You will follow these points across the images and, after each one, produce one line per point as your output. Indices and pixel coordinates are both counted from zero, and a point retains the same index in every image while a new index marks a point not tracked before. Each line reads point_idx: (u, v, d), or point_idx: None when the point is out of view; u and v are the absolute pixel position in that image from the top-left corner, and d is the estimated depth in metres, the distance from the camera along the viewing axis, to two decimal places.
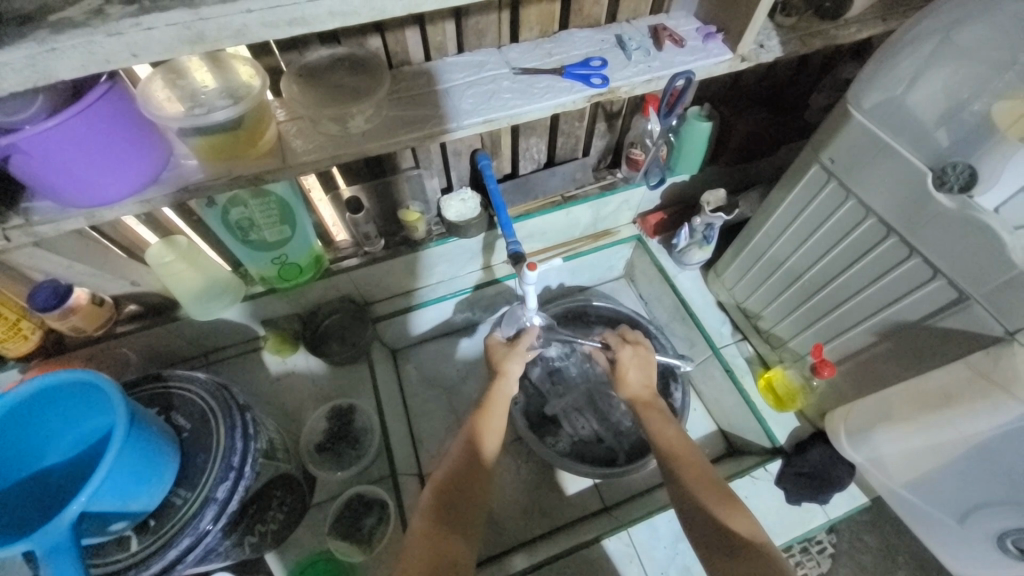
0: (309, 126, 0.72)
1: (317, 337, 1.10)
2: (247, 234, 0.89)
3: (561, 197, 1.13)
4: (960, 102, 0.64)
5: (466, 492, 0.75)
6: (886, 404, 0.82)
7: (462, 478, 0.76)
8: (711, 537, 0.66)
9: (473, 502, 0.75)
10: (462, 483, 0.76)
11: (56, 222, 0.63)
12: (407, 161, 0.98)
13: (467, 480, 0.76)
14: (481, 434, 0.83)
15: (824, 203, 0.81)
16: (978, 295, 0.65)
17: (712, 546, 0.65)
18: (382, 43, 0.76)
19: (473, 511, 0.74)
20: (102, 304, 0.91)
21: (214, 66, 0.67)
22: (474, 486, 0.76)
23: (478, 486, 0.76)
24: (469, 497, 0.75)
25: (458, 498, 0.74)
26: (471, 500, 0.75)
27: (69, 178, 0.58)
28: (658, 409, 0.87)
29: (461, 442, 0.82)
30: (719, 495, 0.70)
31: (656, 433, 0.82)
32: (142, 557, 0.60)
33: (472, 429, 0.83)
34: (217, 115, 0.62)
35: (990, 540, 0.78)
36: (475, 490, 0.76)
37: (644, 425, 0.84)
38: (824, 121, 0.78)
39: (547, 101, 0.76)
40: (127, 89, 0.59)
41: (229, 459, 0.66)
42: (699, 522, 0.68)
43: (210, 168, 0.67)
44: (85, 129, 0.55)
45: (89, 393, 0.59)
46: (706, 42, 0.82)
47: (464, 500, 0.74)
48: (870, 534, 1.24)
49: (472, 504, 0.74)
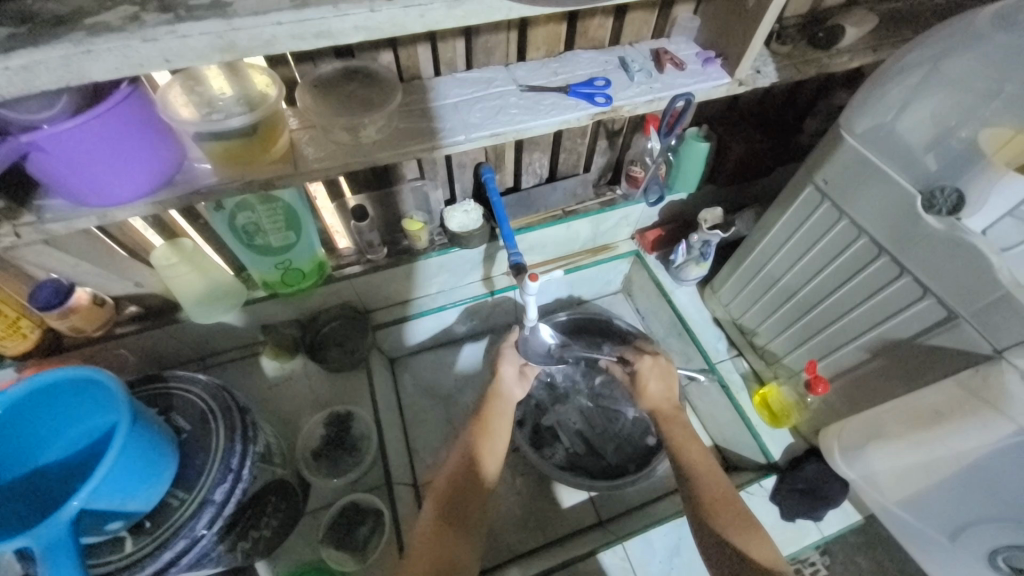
0: (321, 134, 0.74)
1: (316, 344, 1.10)
2: (252, 238, 0.90)
3: (561, 212, 1.16)
4: (947, 128, 0.68)
5: (464, 499, 0.76)
6: (879, 421, 0.84)
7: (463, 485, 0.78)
8: (726, 562, 0.68)
9: (473, 508, 0.76)
10: (464, 487, 0.77)
11: (68, 220, 0.64)
12: (412, 172, 1.00)
13: (465, 490, 0.77)
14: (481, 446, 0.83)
15: (818, 222, 0.84)
16: (967, 313, 0.67)
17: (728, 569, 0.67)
18: (394, 58, 0.79)
19: (473, 519, 0.75)
20: (103, 304, 0.91)
21: (231, 74, 0.69)
22: (471, 496, 0.77)
23: (477, 497, 0.77)
24: (470, 502, 0.76)
25: (461, 502, 0.76)
26: (469, 508, 0.76)
27: (84, 178, 0.59)
28: (681, 424, 0.87)
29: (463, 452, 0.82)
30: (734, 516, 0.72)
31: (676, 447, 0.83)
32: (135, 559, 0.60)
33: (478, 438, 0.84)
34: (232, 121, 0.64)
35: (983, 559, 0.79)
36: (475, 501, 0.76)
37: (668, 438, 0.85)
38: (818, 144, 0.81)
39: (554, 117, 0.79)
40: (147, 94, 0.60)
41: (228, 461, 0.66)
42: (713, 547, 0.70)
43: (222, 172, 0.69)
44: (104, 131, 0.56)
45: (93, 390, 0.59)
46: (706, 66, 0.86)
47: (465, 506, 0.75)
48: (862, 554, 1.24)
49: (472, 510, 0.76)
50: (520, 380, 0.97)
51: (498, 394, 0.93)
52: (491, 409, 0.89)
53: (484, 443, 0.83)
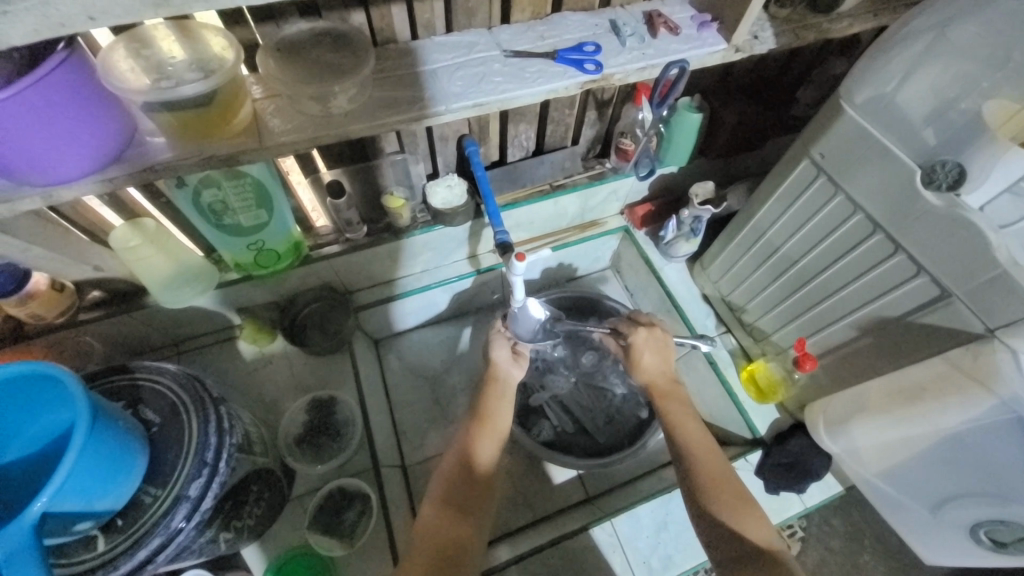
0: (288, 104, 0.68)
1: (296, 326, 1.06)
2: (220, 218, 0.84)
3: (549, 185, 1.11)
4: (948, 101, 0.65)
5: (466, 487, 0.77)
6: (863, 397, 0.84)
7: (463, 475, 0.78)
8: (723, 544, 0.68)
9: (475, 495, 0.77)
10: (467, 474, 0.78)
11: (9, 201, 0.59)
12: (391, 145, 0.94)
13: (468, 479, 0.78)
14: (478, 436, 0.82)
15: (813, 197, 0.81)
16: (960, 291, 0.66)
17: (727, 550, 0.67)
18: (366, 18, 0.72)
19: (479, 508, 0.76)
20: (63, 290, 0.85)
21: (183, 36, 0.62)
22: (476, 484, 0.77)
23: (480, 490, 0.77)
24: (473, 489, 0.77)
25: (463, 490, 0.77)
26: (473, 491, 0.77)
27: (22, 155, 0.53)
28: (680, 399, 0.87)
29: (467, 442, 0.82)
30: (733, 497, 0.73)
31: (673, 425, 0.82)
32: (108, 559, 0.57)
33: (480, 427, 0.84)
34: (185, 89, 0.57)
35: (961, 529, 0.81)
36: (474, 490, 0.77)
37: (664, 416, 0.84)
38: (815, 115, 0.78)
39: (540, 85, 0.74)
40: (87, 59, 0.53)
41: (203, 455, 0.63)
42: (712, 530, 0.70)
43: (180, 148, 0.63)
44: (39, 101, 0.50)
45: (48, 386, 0.55)
46: (701, 31, 0.81)
47: (469, 496, 0.76)
48: (839, 519, 1.29)
49: (476, 502, 0.76)
50: (515, 361, 0.94)
51: (495, 379, 0.91)
52: (488, 396, 0.89)
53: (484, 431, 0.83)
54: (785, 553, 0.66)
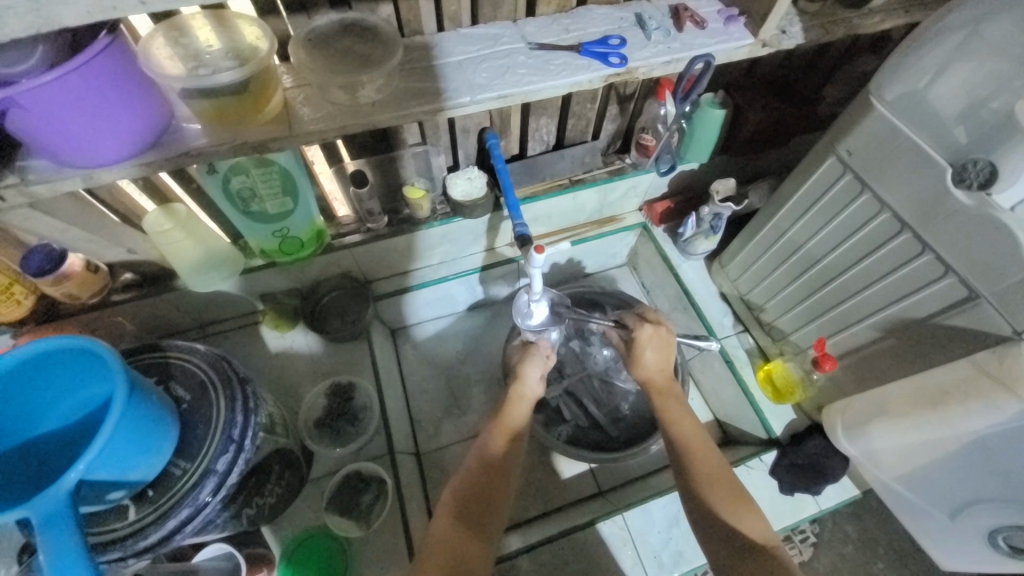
0: (317, 93, 0.69)
1: (317, 313, 1.08)
2: (248, 204, 0.87)
3: (568, 180, 1.11)
4: (979, 99, 0.62)
5: (486, 486, 0.77)
6: (883, 400, 0.83)
7: (482, 481, 0.78)
8: (720, 541, 0.67)
9: (493, 502, 0.77)
10: (488, 473, 0.79)
11: (52, 182, 0.61)
12: (413, 137, 0.96)
13: (486, 479, 0.78)
14: (497, 436, 0.85)
15: (838, 195, 0.81)
16: (989, 293, 0.65)
17: (723, 546, 0.67)
18: (394, 10, 0.74)
19: (492, 512, 0.75)
20: (98, 271, 0.88)
21: (218, 25, 0.64)
22: (495, 486, 0.78)
23: (500, 482, 0.79)
24: (490, 499, 0.76)
25: (479, 501, 0.75)
26: (491, 498, 0.77)
27: (65, 137, 0.56)
28: (675, 397, 0.87)
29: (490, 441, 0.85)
30: (730, 492, 0.72)
31: (667, 424, 0.82)
32: (139, 528, 0.60)
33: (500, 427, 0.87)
34: (221, 76, 0.59)
35: (982, 536, 0.80)
36: (495, 493, 0.78)
37: (659, 413, 0.84)
38: (843, 111, 0.77)
39: (563, 78, 0.74)
40: (128, 45, 0.56)
41: (230, 431, 0.65)
42: (709, 528, 0.70)
43: (213, 134, 0.65)
44: (83, 86, 0.52)
45: (87, 359, 0.57)
46: (728, 25, 0.80)
47: (482, 503, 0.75)
48: (853, 526, 1.27)
49: (491, 505, 0.76)
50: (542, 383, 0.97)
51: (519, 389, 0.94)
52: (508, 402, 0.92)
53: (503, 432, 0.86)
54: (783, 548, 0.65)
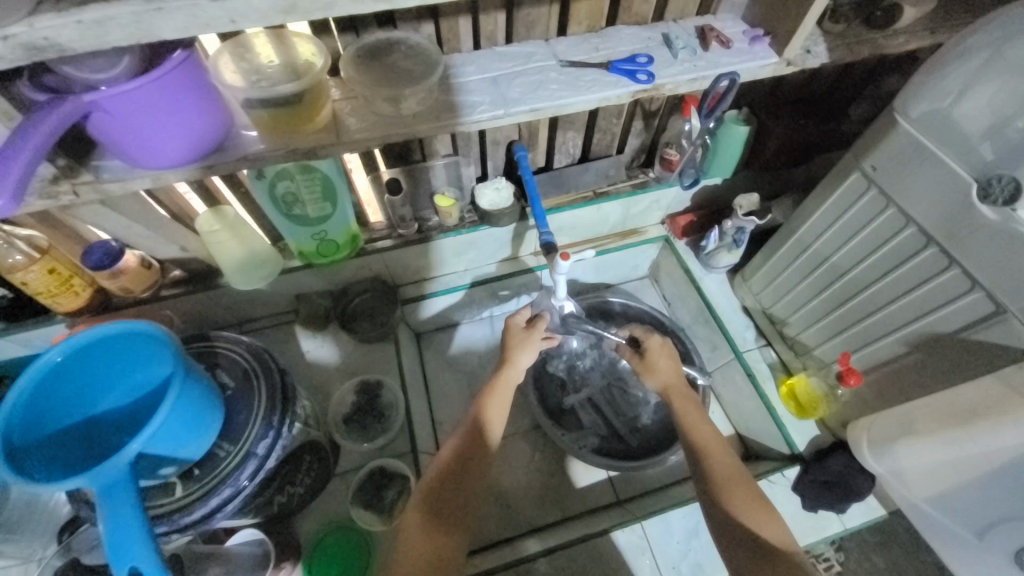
0: (363, 105, 0.75)
1: (347, 315, 1.13)
2: (291, 208, 0.93)
3: (592, 192, 1.14)
4: (1004, 118, 0.62)
5: (460, 482, 0.75)
6: (910, 418, 0.81)
7: (454, 475, 0.76)
8: (739, 547, 0.68)
9: (468, 494, 0.75)
10: (462, 465, 0.77)
11: (125, 181, 0.67)
12: (446, 148, 1.01)
13: (459, 471, 0.76)
14: (486, 422, 0.83)
15: (864, 210, 0.82)
16: (1017, 308, 0.65)
17: (744, 551, 0.67)
18: (435, 30, 0.79)
19: (462, 509, 0.74)
20: (150, 268, 0.95)
21: (276, 41, 0.70)
22: (469, 480, 0.76)
23: (477, 469, 0.78)
24: (463, 492, 0.75)
25: (452, 496, 0.74)
26: (469, 488, 0.75)
27: (140, 140, 0.62)
28: (693, 401, 0.87)
29: (462, 429, 0.82)
30: (748, 500, 0.72)
31: (683, 427, 0.83)
32: (185, 503, 0.64)
33: (477, 410, 0.84)
34: (280, 88, 0.65)
35: (1013, 560, 0.77)
36: (473, 482, 0.76)
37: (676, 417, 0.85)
38: (868, 128, 0.79)
39: (593, 93, 0.78)
40: (200, 59, 0.62)
41: (270, 417, 0.69)
42: (727, 531, 0.70)
43: (269, 140, 0.70)
44: (160, 94, 0.58)
45: (146, 343, 0.62)
46: (753, 45, 0.83)
47: (456, 500, 0.74)
48: (880, 554, 1.23)
49: (463, 501, 0.74)
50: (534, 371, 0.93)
51: (503, 373, 0.89)
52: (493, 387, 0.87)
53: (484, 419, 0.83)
54: (800, 553, 0.66)
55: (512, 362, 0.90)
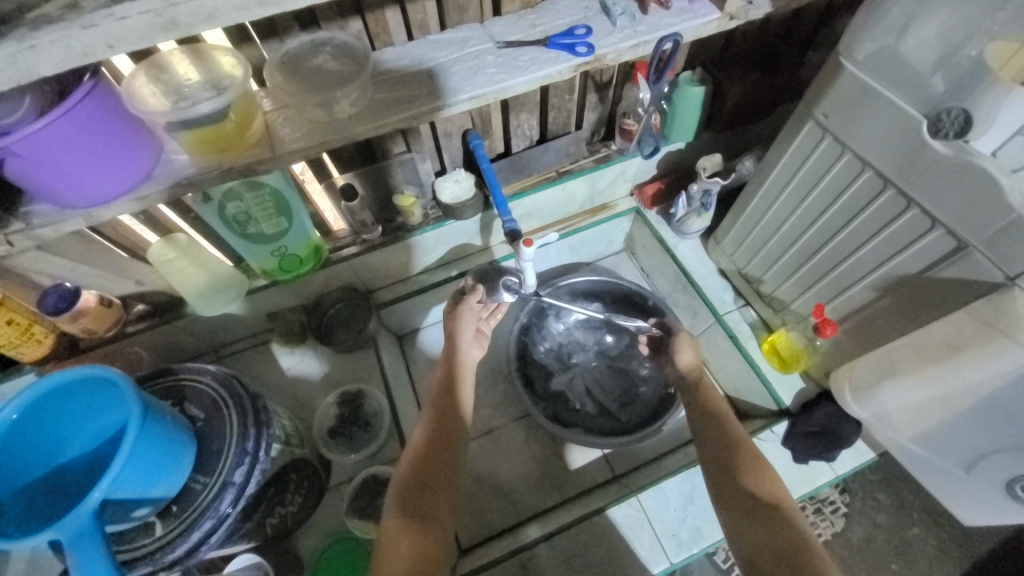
0: (295, 114, 0.72)
1: (324, 327, 1.11)
2: (245, 228, 0.90)
3: (556, 172, 1.12)
4: (953, 47, 0.62)
5: (433, 477, 0.73)
6: (888, 363, 0.81)
7: (425, 464, 0.75)
8: (735, 491, 0.69)
9: (440, 481, 0.73)
10: (432, 454, 0.76)
11: (56, 224, 0.64)
12: (398, 145, 0.97)
13: (431, 466, 0.75)
14: (455, 411, 0.83)
15: (821, 158, 0.81)
16: (978, 242, 0.65)
17: (736, 493, 0.69)
18: (363, 25, 0.76)
19: (439, 506, 0.71)
20: (111, 306, 0.92)
21: (195, 58, 0.67)
22: (438, 466, 0.75)
23: (447, 461, 0.76)
24: (434, 480, 0.73)
25: (426, 488, 0.72)
26: (443, 472, 0.74)
27: (63, 179, 0.59)
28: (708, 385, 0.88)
29: (419, 429, 0.81)
30: (731, 452, 0.73)
31: (695, 400, 0.85)
32: (167, 542, 0.63)
33: (434, 408, 0.83)
34: (202, 107, 0.62)
35: (998, 487, 0.78)
36: (442, 471, 0.75)
37: (690, 393, 0.88)
38: (818, 74, 0.77)
39: (533, 73, 0.75)
40: (111, 87, 0.58)
41: (243, 445, 0.69)
42: (725, 476, 0.71)
43: (200, 162, 0.68)
44: (73, 130, 0.55)
45: (102, 386, 0.61)
46: (693, 2, 0.81)
47: (430, 497, 0.71)
48: (884, 492, 1.26)
49: (438, 502, 0.71)
50: (478, 340, 0.96)
51: (455, 360, 0.90)
52: (453, 379, 0.88)
53: (459, 416, 0.83)
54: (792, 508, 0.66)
55: (454, 356, 0.91)
